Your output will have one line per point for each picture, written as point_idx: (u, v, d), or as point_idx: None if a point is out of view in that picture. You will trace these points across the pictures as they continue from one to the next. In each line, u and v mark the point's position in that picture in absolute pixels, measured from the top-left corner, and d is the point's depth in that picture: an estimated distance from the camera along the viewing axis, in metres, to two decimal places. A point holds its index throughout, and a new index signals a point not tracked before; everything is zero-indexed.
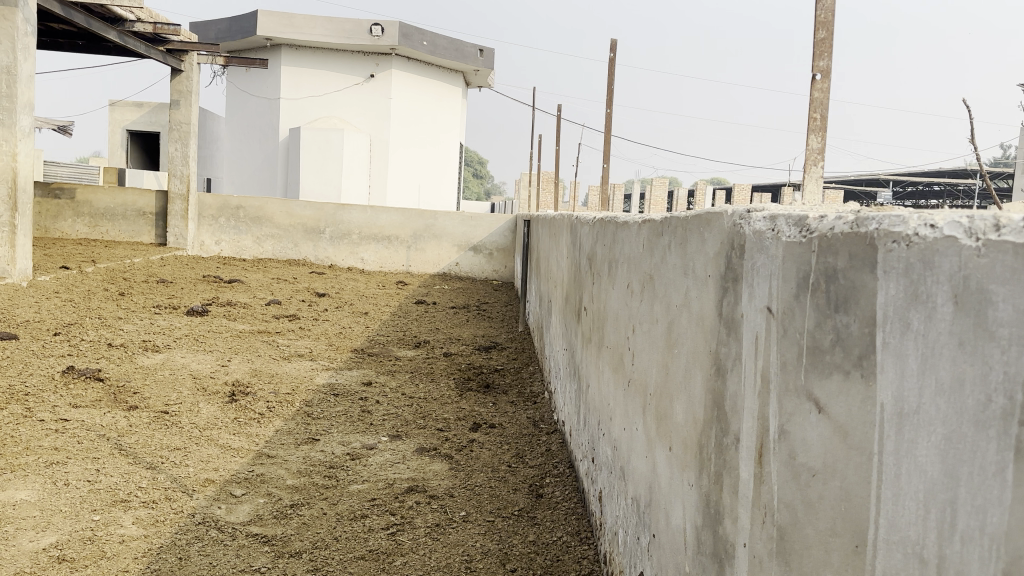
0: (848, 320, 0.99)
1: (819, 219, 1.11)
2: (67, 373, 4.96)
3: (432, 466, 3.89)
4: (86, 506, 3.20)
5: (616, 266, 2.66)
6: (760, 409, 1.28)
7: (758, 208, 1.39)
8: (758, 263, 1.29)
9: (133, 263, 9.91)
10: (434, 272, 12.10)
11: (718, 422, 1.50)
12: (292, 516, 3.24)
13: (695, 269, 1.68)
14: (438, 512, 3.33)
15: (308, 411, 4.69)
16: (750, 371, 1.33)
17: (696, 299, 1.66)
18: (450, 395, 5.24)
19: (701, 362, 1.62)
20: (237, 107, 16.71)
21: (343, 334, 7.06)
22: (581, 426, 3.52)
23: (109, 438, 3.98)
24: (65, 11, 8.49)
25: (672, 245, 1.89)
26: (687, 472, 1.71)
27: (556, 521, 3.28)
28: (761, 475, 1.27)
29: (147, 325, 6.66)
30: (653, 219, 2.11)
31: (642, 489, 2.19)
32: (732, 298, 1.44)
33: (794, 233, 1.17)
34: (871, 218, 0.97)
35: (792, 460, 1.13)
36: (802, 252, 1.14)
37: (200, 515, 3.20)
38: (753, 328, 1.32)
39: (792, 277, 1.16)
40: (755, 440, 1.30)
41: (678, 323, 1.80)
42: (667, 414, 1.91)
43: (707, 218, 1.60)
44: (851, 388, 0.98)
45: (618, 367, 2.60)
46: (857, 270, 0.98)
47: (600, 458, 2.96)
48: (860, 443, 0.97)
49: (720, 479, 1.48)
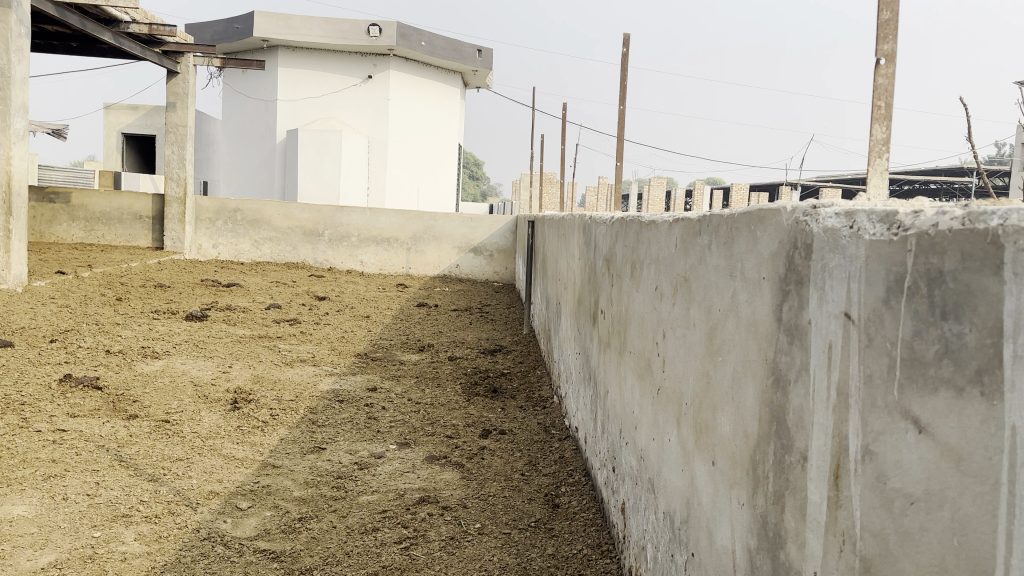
0: (960, 328, 0.91)
1: (913, 214, 0.99)
2: (64, 382, 4.82)
3: (442, 475, 3.77)
4: (86, 521, 3.06)
5: (642, 268, 2.53)
6: (836, 425, 1.15)
7: (824, 203, 1.27)
8: (832, 264, 1.17)
9: (130, 268, 9.76)
10: (434, 274, 11.97)
11: (779, 437, 1.37)
12: (301, 530, 3.10)
13: (744, 271, 1.56)
14: (453, 524, 3.21)
15: (313, 419, 4.55)
16: (819, 384, 1.21)
17: (746, 304, 1.54)
18: (457, 400, 5.12)
19: (753, 371, 1.50)
20: (234, 109, 16.53)
21: (345, 338, 6.93)
22: (600, 433, 3.39)
23: (108, 449, 3.85)
24: (59, 12, 8.36)
25: (713, 246, 1.77)
26: (737, 489, 1.59)
27: (574, 533, 3.16)
28: (835, 499, 1.16)
29: (145, 331, 6.52)
30: (688, 218, 1.99)
31: (677, 504, 2.07)
32: (795, 303, 1.31)
33: (880, 230, 1.03)
34: (990, 212, 0.88)
35: (881, 485, 1.00)
36: (891, 252, 1.01)
37: (205, 530, 3.07)
38: (825, 336, 1.19)
39: (878, 279, 1.03)
40: (829, 461, 1.18)
41: (723, 330, 1.68)
42: (708, 425, 1.79)
43: (759, 215, 1.48)
44: (965, 408, 0.90)
45: (645, 375, 2.48)
46: (973, 272, 0.89)
47: (623, 468, 2.84)
48: (976, 469, 0.89)
49: (781, 500, 1.36)
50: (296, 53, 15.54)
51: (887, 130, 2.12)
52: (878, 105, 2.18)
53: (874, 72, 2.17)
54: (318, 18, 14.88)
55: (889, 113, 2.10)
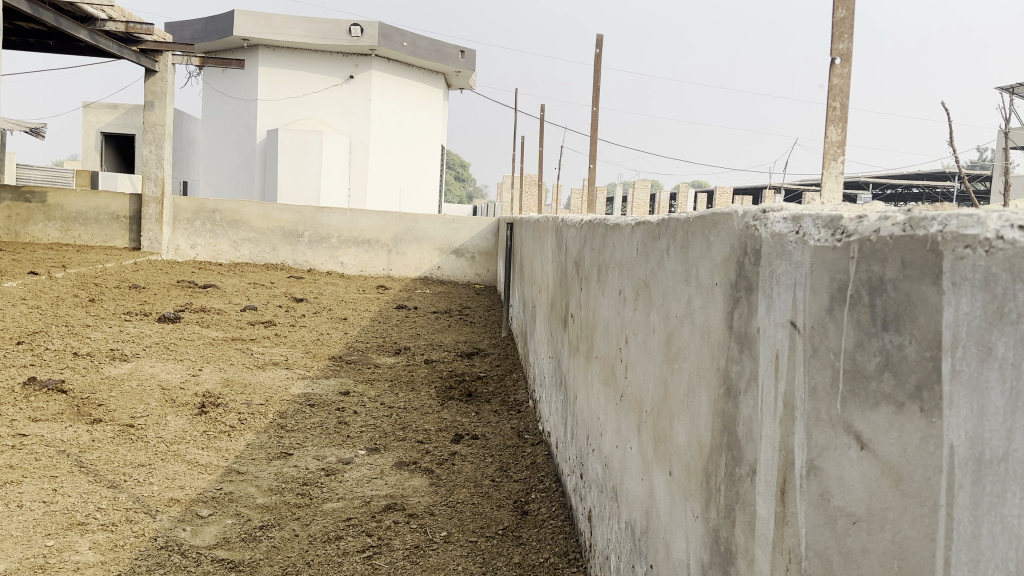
0: (901, 340, 0.84)
1: (855, 220, 0.95)
2: (28, 386, 4.71)
3: (411, 481, 3.70)
4: (40, 530, 2.98)
5: (607, 272, 2.48)
6: (784, 438, 1.10)
7: (774, 207, 1.22)
8: (780, 271, 1.12)
9: (106, 269, 9.63)
10: (415, 276, 11.90)
11: (730, 448, 1.32)
12: (261, 539, 3.04)
13: (698, 277, 1.52)
14: (418, 532, 3.15)
15: (282, 424, 4.47)
16: (767, 395, 1.16)
17: (700, 311, 1.49)
18: (431, 404, 5.05)
19: (706, 380, 1.45)
20: (214, 109, 16.38)
21: (320, 340, 6.85)
22: (568, 439, 3.34)
23: (69, 455, 3.76)
24: (33, 8, 8.23)
25: (670, 249, 1.72)
26: (692, 501, 1.54)
27: (541, 541, 3.11)
28: (783, 515, 1.10)
29: (116, 333, 6.42)
30: (648, 222, 1.94)
31: (638, 514, 2.02)
32: (744, 310, 1.27)
33: (825, 236, 0.99)
34: (931, 218, 0.82)
35: (825, 503, 0.98)
36: (836, 259, 0.97)
37: (163, 538, 2.99)
38: (773, 345, 1.15)
39: (823, 287, 0.99)
40: (776, 475, 1.13)
41: (680, 337, 1.63)
42: (666, 434, 1.74)
43: (712, 220, 1.43)
44: (905, 423, 0.84)
45: (610, 380, 2.43)
46: (912, 281, 0.83)
47: (589, 475, 2.79)
48: (916, 491, 0.82)
49: (731, 513, 1.31)
50: (277, 52, 15.42)
51: (843, 132, 2.06)
52: (834, 106, 2.09)
53: (832, 72, 2.09)
54: (299, 18, 14.78)
55: (845, 113, 2.03)
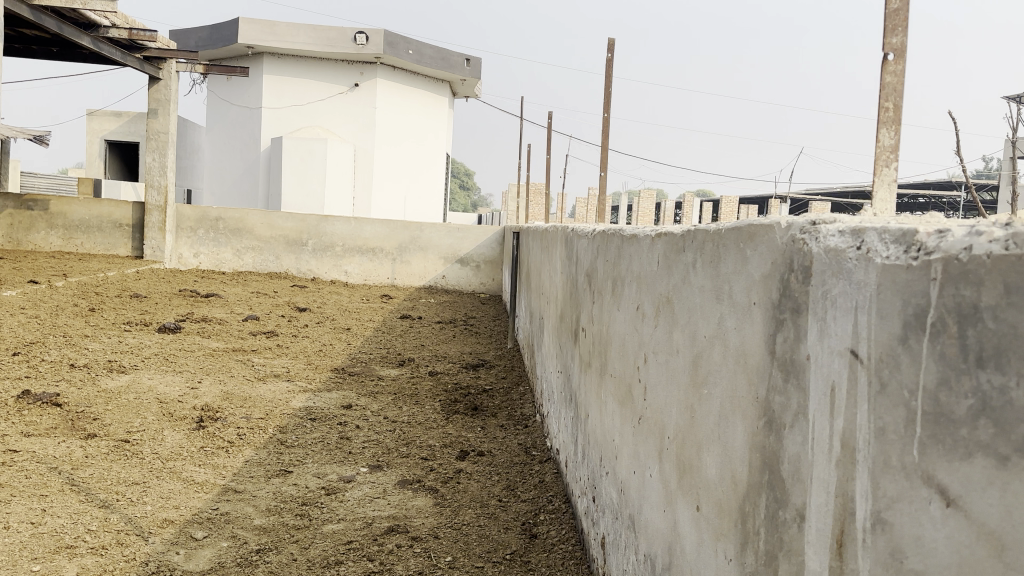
0: (1005, 381, 0.72)
1: (933, 236, 0.82)
2: (23, 399, 4.59)
3: (414, 501, 3.56)
4: (26, 553, 2.84)
5: (623, 286, 2.34)
6: (840, 483, 0.96)
7: (826, 218, 1.08)
8: (836, 291, 0.98)
9: (107, 277, 9.51)
10: (420, 285, 11.81)
11: (772, 488, 1.18)
12: (258, 564, 2.90)
13: (731, 294, 1.38)
14: (422, 557, 3.01)
15: (282, 439, 4.34)
16: (820, 432, 1.02)
17: (734, 333, 1.36)
18: (436, 419, 4.90)
19: (743, 410, 1.31)
20: (219, 117, 16.28)
21: (323, 351, 6.71)
22: (580, 459, 3.20)
23: (61, 472, 3.63)
24: (35, 15, 8.13)
25: (697, 264, 1.59)
26: (723, 542, 1.40)
27: (551, 567, 2.96)
28: (840, 569, 0.96)
29: (115, 343, 6.29)
30: (671, 233, 1.81)
31: (659, 547, 1.87)
32: (791, 334, 1.12)
33: (896, 253, 0.86)
34: None
35: (897, 563, 0.84)
36: (910, 281, 0.83)
37: (155, 563, 2.86)
38: (827, 376, 1.01)
39: (894, 314, 0.86)
40: (830, 525, 0.99)
41: (709, 358, 1.50)
42: (693, 465, 1.60)
43: (749, 231, 1.30)
44: (1012, 481, 0.72)
45: (625, 402, 2.30)
46: (1020, 310, 0.71)
47: (602, 500, 2.65)
48: None
49: (774, 561, 1.17)
50: (282, 60, 15.35)
51: (897, 135, 1.88)
52: (885, 106, 1.92)
53: (881, 69, 1.94)
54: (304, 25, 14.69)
55: (899, 114, 1.87)
